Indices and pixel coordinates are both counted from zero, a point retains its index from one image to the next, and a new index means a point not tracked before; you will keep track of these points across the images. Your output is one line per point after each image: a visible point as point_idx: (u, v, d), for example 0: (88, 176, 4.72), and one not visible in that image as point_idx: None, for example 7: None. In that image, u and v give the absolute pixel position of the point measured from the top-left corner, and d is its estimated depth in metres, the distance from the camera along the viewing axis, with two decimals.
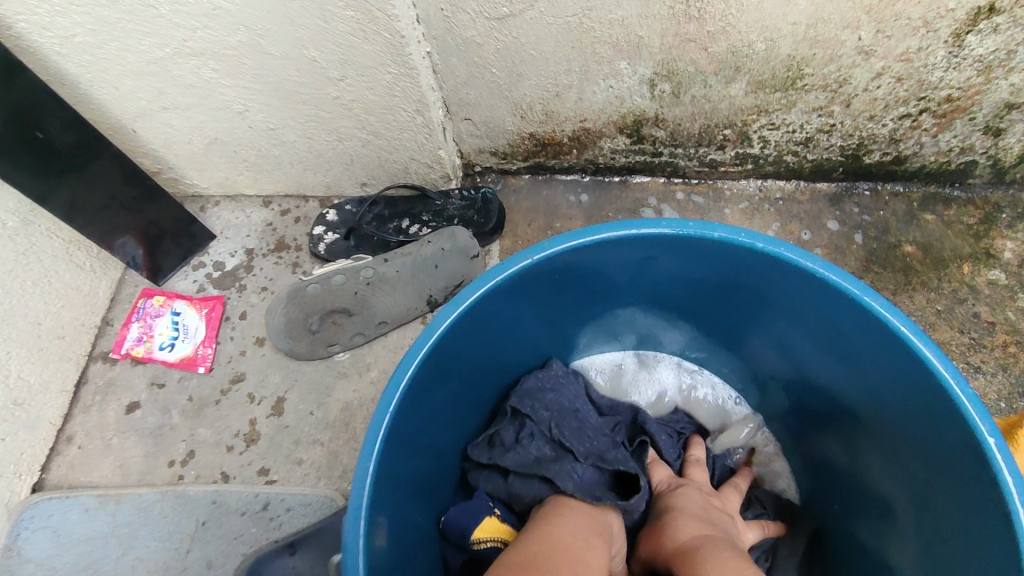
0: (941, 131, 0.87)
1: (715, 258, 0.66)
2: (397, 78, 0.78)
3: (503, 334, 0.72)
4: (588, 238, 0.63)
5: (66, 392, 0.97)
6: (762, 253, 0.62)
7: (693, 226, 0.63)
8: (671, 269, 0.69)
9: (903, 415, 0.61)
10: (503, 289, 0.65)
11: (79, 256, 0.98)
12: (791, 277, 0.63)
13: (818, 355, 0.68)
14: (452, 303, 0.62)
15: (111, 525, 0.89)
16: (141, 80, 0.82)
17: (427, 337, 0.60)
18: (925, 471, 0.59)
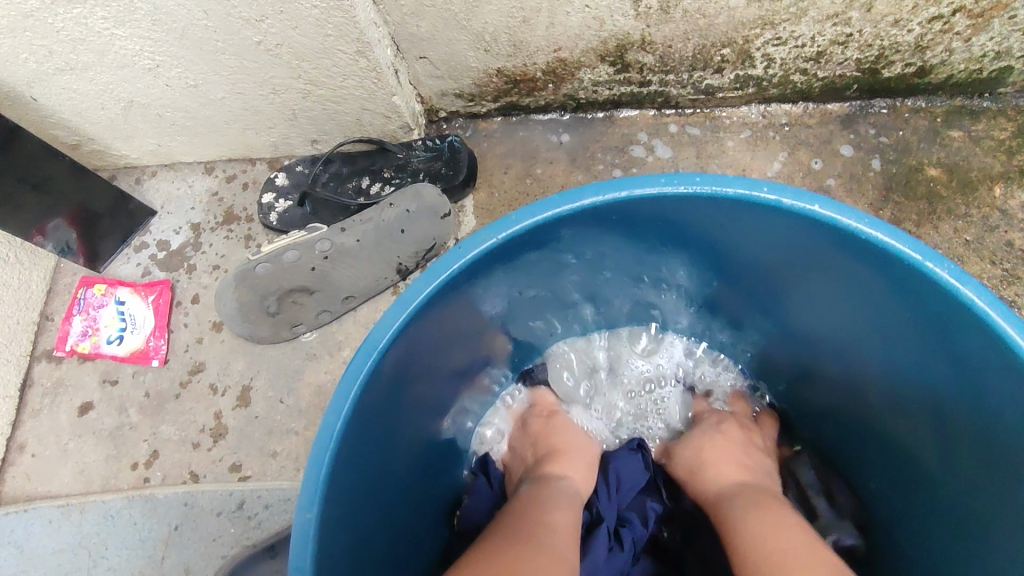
0: (975, 34, 0.74)
1: (728, 218, 0.54)
2: (327, 13, 0.65)
3: (477, 322, 0.61)
4: (569, 205, 0.51)
5: (9, 397, 0.88)
6: (787, 211, 0.50)
7: (701, 181, 0.51)
8: (678, 231, 0.58)
9: (954, 397, 0.51)
10: (469, 274, 0.52)
11: (0, 247, 0.86)
12: (821, 236, 0.51)
13: (852, 321, 0.58)
14: (402, 301, 0.49)
15: (78, 536, 0.81)
16: (21, 38, 0.68)
17: (372, 350, 0.48)
18: (982, 456, 0.50)
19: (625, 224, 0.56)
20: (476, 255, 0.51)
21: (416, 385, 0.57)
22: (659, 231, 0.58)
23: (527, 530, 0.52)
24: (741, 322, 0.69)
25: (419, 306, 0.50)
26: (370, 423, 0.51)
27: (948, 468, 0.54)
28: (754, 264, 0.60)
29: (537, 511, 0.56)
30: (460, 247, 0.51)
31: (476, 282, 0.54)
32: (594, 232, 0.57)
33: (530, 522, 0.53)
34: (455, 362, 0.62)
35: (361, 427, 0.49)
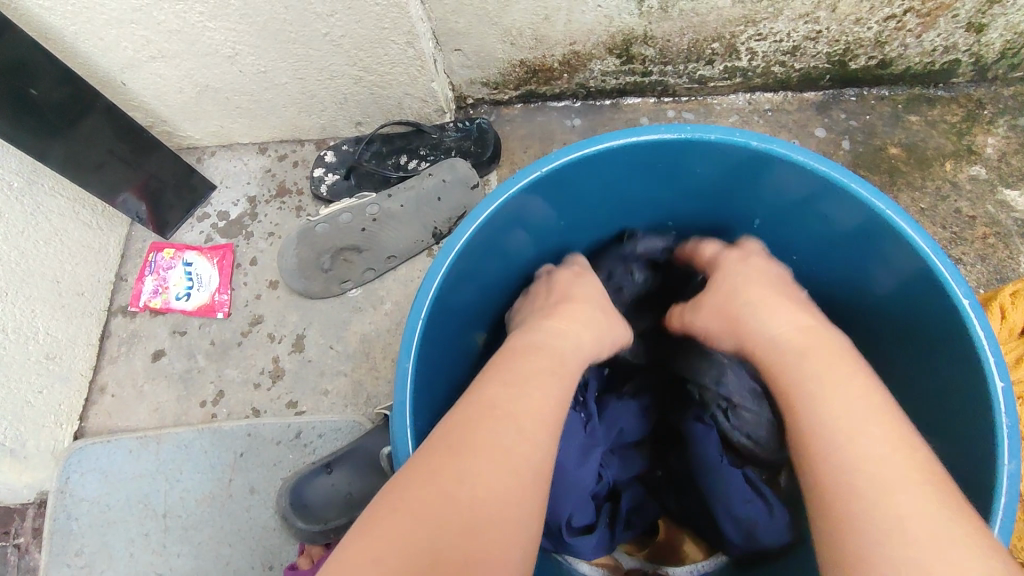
0: (925, 31, 0.88)
1: (723, 160, 0.66)
2: (386, 9, 0.78)
3: (516, 251, 0.73)
4: (593, 147, 0.63)
5: (92, 345, 1.00)
6: (756, 152, 0.62)
7: (690, 130, 0.63)
8: (686, 175, 0.70)
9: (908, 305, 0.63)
10: (517, 201, 0.64)
11: (86, 213, 0.99)
12: (793, 173, 0.63)
13: (828, 249, 0.70)
14: (472, 217, 0.61)
15: (157, 462, 0.93)
16: (126, 29, 0.82)
17: (447, 255, 0.59)
18: (918, 344, 0.63)
19: (630, 168, 0.69)
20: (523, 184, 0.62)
21: (467, 297, 0.69)
22: (666, 175, 0.70)
23: (488, 438, 0.48)
24: None
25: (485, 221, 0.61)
26: (439, 318, 0.62)
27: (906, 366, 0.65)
28: (740, 202, 0.72)
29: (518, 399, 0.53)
30: (511, 179, 0.63)
31: (519, 212, 0.67)
32: (612, 173, 0.69)
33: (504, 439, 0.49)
34: (494, 284, 0.74)
35: (435, 317, 0.60)
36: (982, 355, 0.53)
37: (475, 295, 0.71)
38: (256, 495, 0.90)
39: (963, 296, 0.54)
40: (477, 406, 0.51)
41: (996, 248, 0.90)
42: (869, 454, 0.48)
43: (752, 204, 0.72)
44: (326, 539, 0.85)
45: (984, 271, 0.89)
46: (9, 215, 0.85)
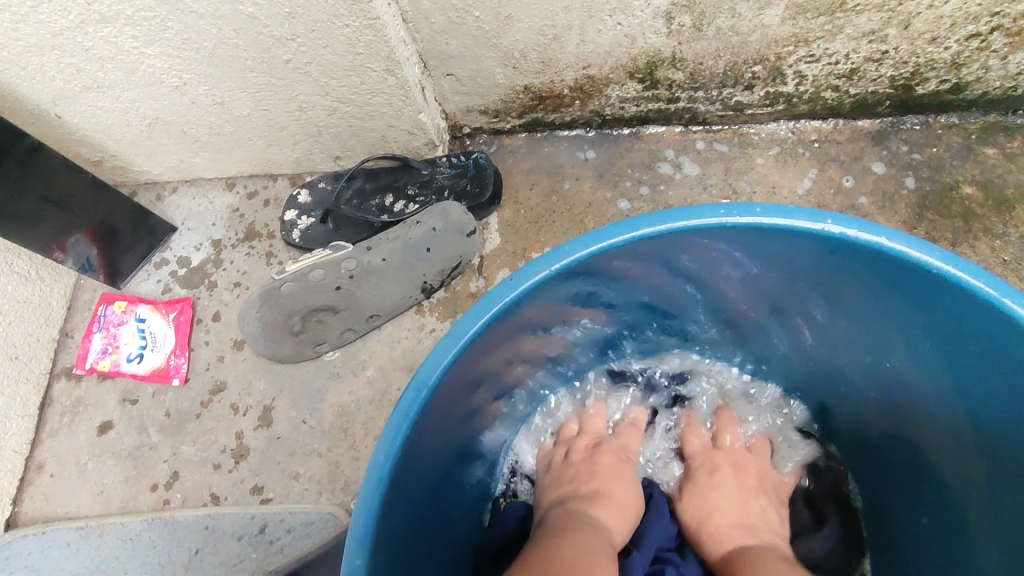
0: (1013, 51, 0.73)
1: (791, 248, 0.53)
2: (359, 32, 0.64)
3: (516, 355, 0.61)
4: (629, 234, 0.50)
5: (28, 416, 0.87)
6: (854, 243, 0.49)
7: (764, 212, 0.50)
8: (736, 264, 0.57)
9: (1020, 446, 0.49)
10: (516, 307, 0.51)
11: (21, 265, 0.85)
12: (888, 268, 0.50)
13: (901, 363, 0.57)
14: (451, 336, 0.49)
15: (98, 560, 0.80)
16: (47, 55, 0.68)
17: (420, 388, 0.47)
18: None
19: (673, 255, 0.55)
20: (525, 288, 0.50)
21: (452, 420, 0.56)
22: (710, 265, 0.57)
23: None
24: (777, 353, 0.68)
25: (469, 339, 0.49)
26: (413, 460, 0.50)
27: (1002, 525, 0.51)
28: (800, 295, 0.58)
29: (576, 553, 0.50)
30: (510, 281, 0.50)
31: (518, 317, 0.54)
32: (638, 264, 0.56)
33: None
34: (489, 395, 0.61)
35: (405, 464, 0.49)
36: None
37: (463, 415, 0.58)
38: None
39: None
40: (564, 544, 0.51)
41: None
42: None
43: (819, 300, 0.58)
44: None
45: None
46: None
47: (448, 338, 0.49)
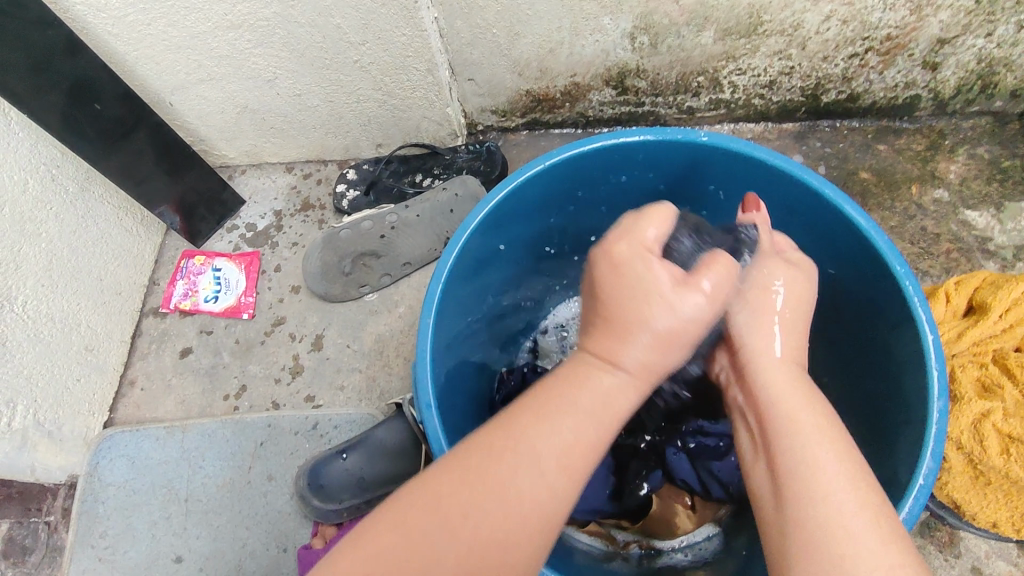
0: (886, 68, 0.99)
1: (703, 160, 0.70)
2: (410, 40, 0.89)
3: (520, 244, 0.78)
4: (580, 150, 0.68)
5: (125, 342, 1.08)
6: (729, 153, 0.67)
7: (671, 133, 0.67)
8: (662, 180, 0.74)
9: (858, 300, 0.67)
10: (522, 192, 0.69)
11: (128, 220, 1.08)
12: (771, 177, 0.67)
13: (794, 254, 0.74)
14: (485, 201, 0.66)
15: (181, 451, 1.00)
16: (181, 54, 0.93)
17: (463, 234, 0.65)
18: (871, 349, 0.66)
19: (616, 171, 0.73)
20: (528, 177, 0.68)
21: (480, 278, 0.74)
22: (645, 176, 0.74)
23: (512, 479, 0.43)
24: None
25: (496, 205, 0.67)
26: (456, 294, 0.68)
27: (858, 367, 0.68)
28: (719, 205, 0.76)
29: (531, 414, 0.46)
30: (520, 170, 0.68)
31: (522, 203, 0.71)
32: (598, 173, 0.73)
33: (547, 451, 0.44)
34: (503, 273, 0.79)
35: (449, 295, 0.66)
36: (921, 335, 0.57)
37: (485, 279, 0.76)
38: (273, 481, 0.96)
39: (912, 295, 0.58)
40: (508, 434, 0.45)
41: (958, 262, 0.99)
42: (820, 461, 0.47)
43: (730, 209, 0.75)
44: (340, 518, 0.92)
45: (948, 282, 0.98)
46: (64, 216, 0.95)
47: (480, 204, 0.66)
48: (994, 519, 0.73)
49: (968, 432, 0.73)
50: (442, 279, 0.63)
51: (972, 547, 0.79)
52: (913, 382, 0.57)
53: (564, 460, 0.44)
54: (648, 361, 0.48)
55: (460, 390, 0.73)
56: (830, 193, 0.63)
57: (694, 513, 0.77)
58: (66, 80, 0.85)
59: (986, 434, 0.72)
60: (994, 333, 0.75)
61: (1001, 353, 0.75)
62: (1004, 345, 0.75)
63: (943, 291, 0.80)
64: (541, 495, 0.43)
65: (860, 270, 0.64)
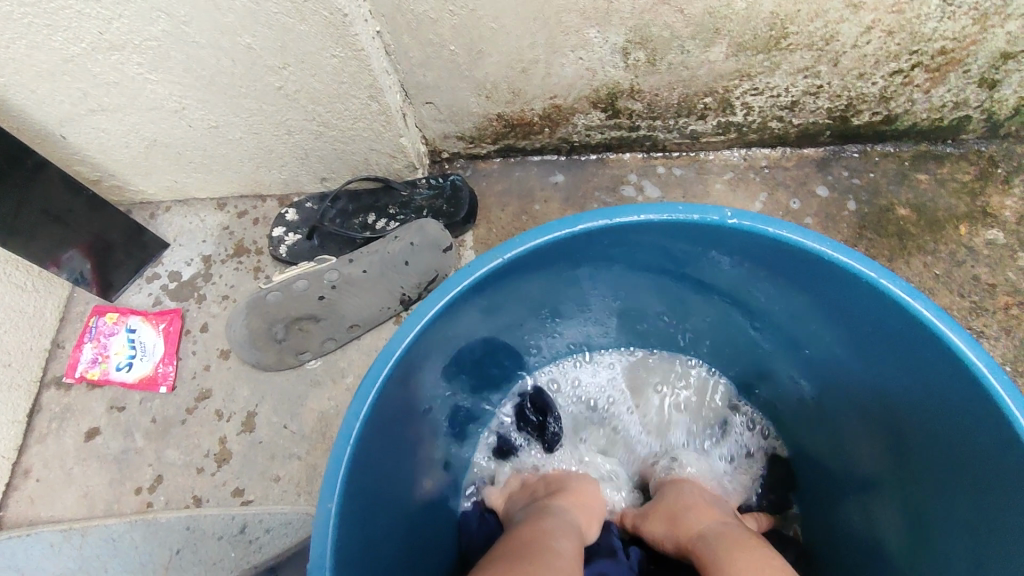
0: (934, 87, 0.81)
1: (717, 243, 0.59)
2: (345, 62, 0.71)
3: (476, 339, 0.66)
4: (573, 229, 0.57)
5: (18, 422, 0.90)
6: (756, 234, 0.56)
7: (683, 210, 0.56)
8: (668, 259, 0.63)
9: (925, 401, 0.56)
10: (470, 294, 0.58)
11: (18, 276, 0.90)
12: (807, 260, 0.56)
13: (824, 347, 0.63)
14: (415, 314, 0.55)
15: (80, 560, 0.82)
16: (58, 80, 0.74)
17: (386, 360, 0.53)
18: (948, 471, 0.55)
19: (616, 250, 0.62)
20: (478, 274, 0.56)
21: (422, 390, 0.62)
22: (649, 255, 0.63)
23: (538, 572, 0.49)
24: (718, 346, 0.74)
25: (430, 316, 0.55)
26: (387, 425, 0.57)
27: (929, 488, 0.57)
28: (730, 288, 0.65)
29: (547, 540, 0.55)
30: (466, 268, 0.57)
31: (473, 302, 0.59)
32: (582, 257, 0.61)
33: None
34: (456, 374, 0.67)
35: (373, 432, 0.54)
36: None
37: (432, 388, 0.64)
38: None
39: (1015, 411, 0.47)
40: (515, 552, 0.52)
41: (1019, 319, 0.82)
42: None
43: (743, 293, 0.65)
44: None
45: (1008, 346, 0.81)
46: None
47: (410, 317, 0.55)
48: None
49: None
50: (360, 417, 0.52)
51: None
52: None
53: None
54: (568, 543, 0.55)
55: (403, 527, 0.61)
56: (876, 278, 0.53)
57: None
58: None
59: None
60: None
61: None
62: None
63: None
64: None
65: (930, 377, 0.54)
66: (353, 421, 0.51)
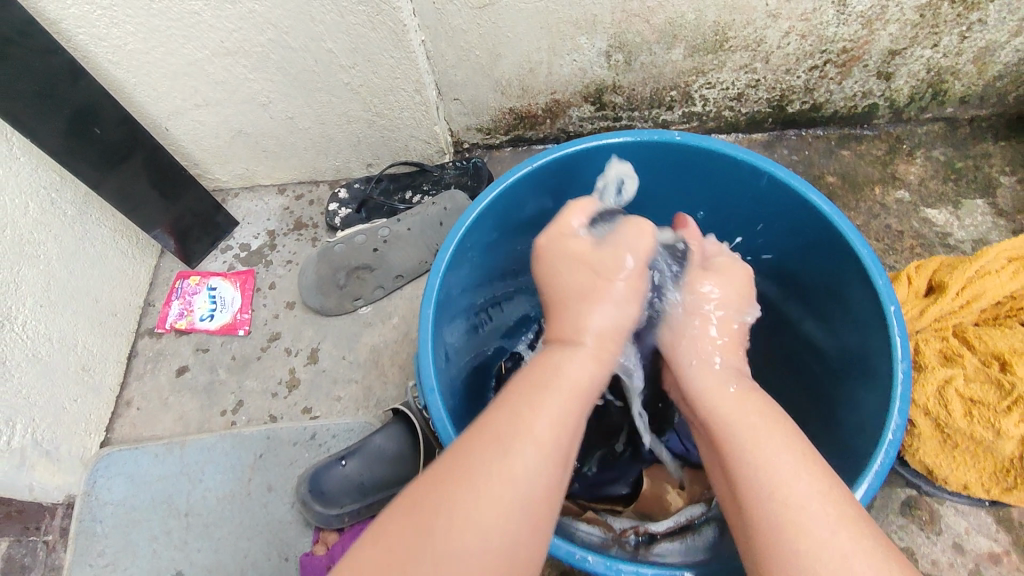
0: (844, 79, 1.06)
1: (679, 160, 0.78)
2: (398, 62, 0.94)
3: (514, 235, 0.85)
4: (571, 149, 0.76)
5: (121, 362, 1.09)
6: (706, 151, 0.74)
7: (652, 135, 0.75)
8: (645, 175, 0.82)
9: (825, 274, 0.74)
10: (515, 190, 0.77)
11: (124, 243, 1.11)
12: (743, 171, 0.75)
13: (765, 239, 0.82)
14: (478, 200, 0.74)
15: (180, 466, 1.01)
16: (177, 80, 0.96)
17: (460, 230, 0.72)
18: (841, 323, 0.73)
19: (605, 167, 0.80)
20: (517, 177, 0.75)
21: (477, 266, 0.82)
22: (631, 171, 0.82)
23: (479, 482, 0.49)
24: None
25: (488, 203, 0.74)
26: (454, 283, 0.76)
27: (833, 339, 0.75)
28: (695, 197, 0.84)
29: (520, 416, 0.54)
30: (509, 171, 0.76)
31: (513, 201, 0.78)
32: (584, 170, 0.81)
33: (534, 405, 0.54)
34: (498, 262, 0.86)
35: (448, 283, 0.73)
36: (884, 305, 0.64)
37: (482, 268, 0.83)
38: (272, 492, 0.98)
39: (873, 268, 0.65)
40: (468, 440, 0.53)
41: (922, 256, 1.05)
42: (766, 459, 0.53)
43: (705, 200, 0.83)
44: (341, 522, 0.93)
45: None
46: (62, 238, 0.97)
47: (473, 203, 0.74)
48: (964, 481, 0.76)
49: (934, 399, 0.77)
50: (442, 268, 0.70)
51: (952, 525, 0.82)
52: (878, 349, 0.65)
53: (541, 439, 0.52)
54: (607, 327, 0.64)
55: (460, 369, 0.81)
56: (793, 182, 0.71)
57: (683, 491, 0.82)
58: (67, 104, 0.88)
59: (951, 401, 0.76)
60: (953, 309, 0.80)
61: (959, 328, 0.80)
62: (962, 320, 0.80)
63: (905, 274, 0.83)
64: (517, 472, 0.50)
65: (826, 249, 0.72)
66: (438, 271, 0.70)
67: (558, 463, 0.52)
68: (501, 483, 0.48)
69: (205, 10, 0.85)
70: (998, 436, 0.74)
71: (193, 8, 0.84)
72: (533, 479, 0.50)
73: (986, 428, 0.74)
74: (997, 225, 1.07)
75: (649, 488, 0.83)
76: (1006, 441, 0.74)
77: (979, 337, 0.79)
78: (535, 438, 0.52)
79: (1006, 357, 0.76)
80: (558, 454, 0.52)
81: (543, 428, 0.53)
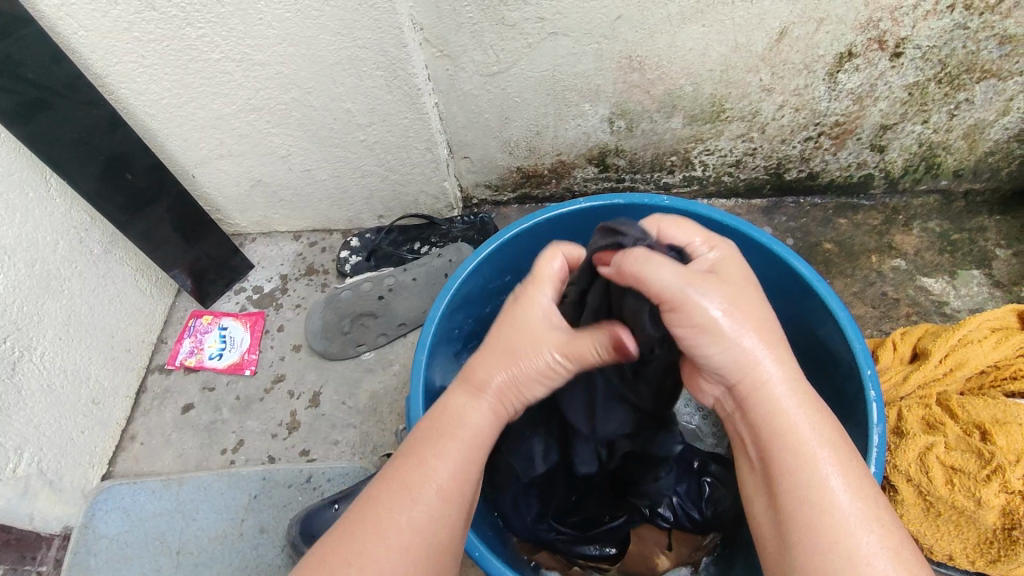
0: (839, 150, 1.11)
1: None
2: (412, 122, 1.01)
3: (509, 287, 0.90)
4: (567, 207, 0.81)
5: (129, 397, 1.13)
6: (694, 215, 0.79)
7: (643, 197, 0.80)
8: None
9: (812, 338, 0.77)
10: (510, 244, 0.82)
11: (143, 282, 1.16)
12: (730, 234, 0.79)
13: None
14: (475, 253, 0.79)
15: (176, 503, 1.02)
16: (208, 132, 1.03)
17: (456, 280, 0.77)
18: (823, 384, 0.75)
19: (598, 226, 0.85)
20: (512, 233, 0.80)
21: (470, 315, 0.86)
22: None
23: (381, 522, 0.49)
24: None
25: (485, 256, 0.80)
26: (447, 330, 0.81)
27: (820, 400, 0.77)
28: None
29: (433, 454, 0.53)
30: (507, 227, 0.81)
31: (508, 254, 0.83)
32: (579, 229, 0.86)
33: (434, 453, 0.53)
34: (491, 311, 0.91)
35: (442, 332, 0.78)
36: (862, 370, 0.66)
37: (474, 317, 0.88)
38: (264, 534, 0.98)
39: (851, 333, 0.68)
40: (374, 489, 0.52)
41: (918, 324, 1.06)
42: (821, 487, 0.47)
43: None
44: None
45: None
46: (86, 274, 1.02)
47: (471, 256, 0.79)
48: (949, 551, 0.77)
49: (915, 465, 0.77)
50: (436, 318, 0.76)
51: None
52: (858, 412, 0.67)
53: (441, 487, 0.51)
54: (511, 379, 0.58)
55: None
56: (776, 247, 0.75)
57: (671, 552, 0.84)
58: (102, 152, 0.95)
59: (932, 467, 0.76)
60: (937, 376, 0.82)
61: (944, 396, 0.81)
62: (948, 388, 0.82)
63: (890, 340, 0.89)
64: (425, 525, 0.50)
65: (807, 312, 0.75)
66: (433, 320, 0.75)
67: (459, 507, 0.52)
68: (410, 534, 0.49)
69: (236, 70, 0.92)
70: (980, 505, 0.73)
71: (226, 70, 0.92)
72: (435, 527, 0.50)
73: (967, 497, 0.73)
74: (993, 296, 1.08)
75: (636, 549, 0.85)
76: (987, 511, 0.73)
77: (963, 405, 0.79)
78: (434, 493, 0.51)
79: (986, 427, 0.76)
80: (458, 503, 0.52)
81: (440, 482, 0.51)
